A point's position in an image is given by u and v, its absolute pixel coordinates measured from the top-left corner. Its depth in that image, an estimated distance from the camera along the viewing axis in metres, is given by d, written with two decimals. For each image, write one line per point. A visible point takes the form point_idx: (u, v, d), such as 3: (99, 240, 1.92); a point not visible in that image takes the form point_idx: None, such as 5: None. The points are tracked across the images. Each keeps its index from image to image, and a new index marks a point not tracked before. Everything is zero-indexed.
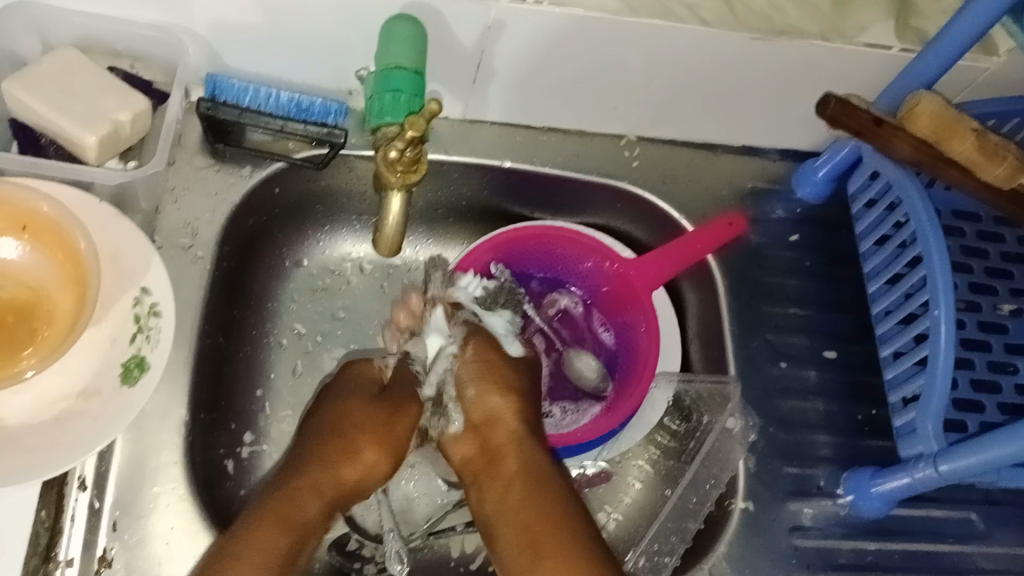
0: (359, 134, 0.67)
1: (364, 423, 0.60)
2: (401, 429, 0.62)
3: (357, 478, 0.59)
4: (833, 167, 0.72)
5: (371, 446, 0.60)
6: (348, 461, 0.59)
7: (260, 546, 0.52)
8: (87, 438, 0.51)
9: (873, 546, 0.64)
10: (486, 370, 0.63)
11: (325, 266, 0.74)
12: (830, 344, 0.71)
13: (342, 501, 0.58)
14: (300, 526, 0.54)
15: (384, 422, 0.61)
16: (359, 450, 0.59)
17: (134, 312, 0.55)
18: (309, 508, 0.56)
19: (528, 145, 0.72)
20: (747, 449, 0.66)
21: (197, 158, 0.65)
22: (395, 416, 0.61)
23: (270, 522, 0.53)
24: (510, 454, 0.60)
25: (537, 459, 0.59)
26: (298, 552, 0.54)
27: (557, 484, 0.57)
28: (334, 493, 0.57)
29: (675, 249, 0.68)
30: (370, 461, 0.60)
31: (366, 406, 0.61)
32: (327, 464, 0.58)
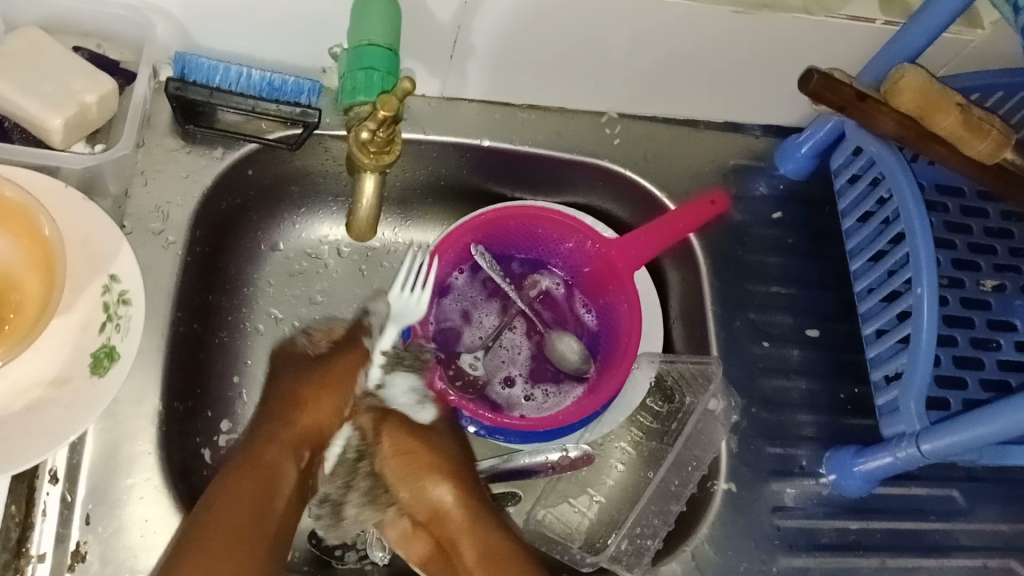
0: (333, 114, 0.65)
1: (310, 377, 0.64)
2: (343, 369, 0.65)
3: (312, 424, 0.63)
4: (816, 144, 0.71)
5: (323, 396, 0.63)
6: (297, 412, 0.62)
7: (240, 497, 0.54)
8: (58, 430, 0.49)
9: (855, 525, 0.64)
10: (423, 465, 0.64)
11: (302, 249, 0.73)
12: (813, 323, 0.71)
13: (306, 444, 0.62)
14: (268, 469, 0.57)
15: (326, 379, 0.64)
16: (312, 401, 0.63)
17: (104, 300, 0.53)
18: (279, 457, 0.59)
19: (507, 123, 0.71)
20: (729, 430, 0.65)
21: (167, 140, 0.64)
22: (334, 361, 0.65)
23: (244, 475, 0.56)
24: (468, 541, 0.61)
25: (497, 542, 0.60)
26: (273, 501, 0.56)
27: (519, 563, 0.59)
28: (300, 433, 0.62)
29: (657, 228, 0.67)
30: (316, 408, 0.63)
31: (308, 367, 0.65)
32: (280, 417, 0.62)
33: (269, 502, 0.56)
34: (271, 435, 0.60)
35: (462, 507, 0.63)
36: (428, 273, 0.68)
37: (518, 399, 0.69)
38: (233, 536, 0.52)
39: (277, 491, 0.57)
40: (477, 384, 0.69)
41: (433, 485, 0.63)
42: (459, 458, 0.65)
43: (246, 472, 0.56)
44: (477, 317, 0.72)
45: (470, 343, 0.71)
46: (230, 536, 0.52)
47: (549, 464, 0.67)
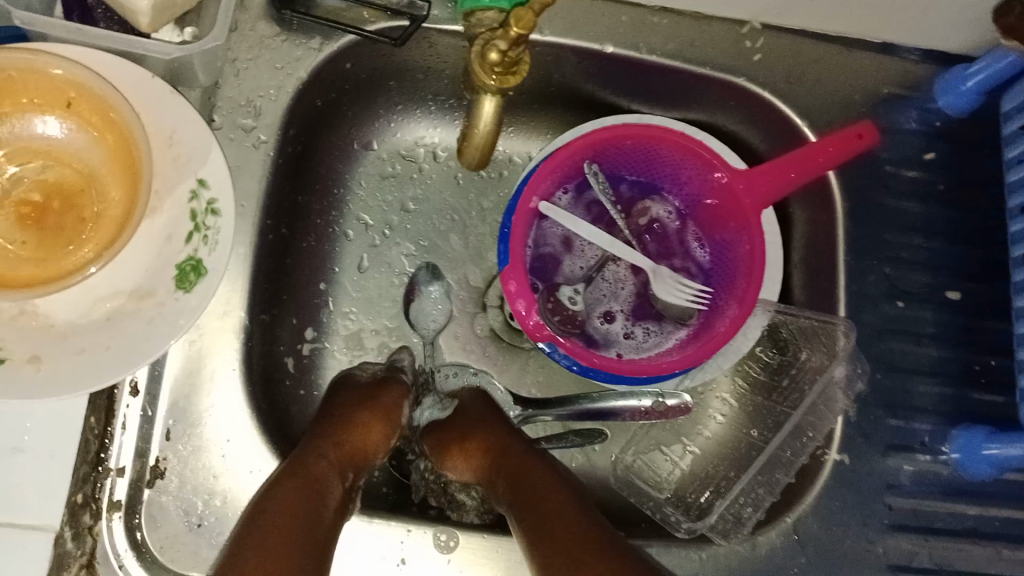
0: (442, 6, 0.58)
1: (362, 403, 0.56)
2: (391, 399, 0.58)
3: (359, 448, 0.54)
4: (989, 77, 0.61)
5: (374, 422, 0.56)
6: (346, 430, 0.54)
7: (281, 503, 0.47)
8: (141, 347, 0.46)
9: (973, 511, 0.59)
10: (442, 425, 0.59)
11: (396, 150, 0.68)
12: (954, 283, 0.63)
13: (350, 463, 0.53)
14: (312, 491, 0.48)
15: (379, 406, 0.56)
16: (364, 424, 0.55)
17: (191, 207, 0.49)
18: (325, 476, 0.50)
19: (635, 28, 0.62)
20: (851, 400, 0.60)
21: (260, 25, 0.57)
22: (381, 390, 0.58)
23: (287, 496, 0.47)
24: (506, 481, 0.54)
25: (545, 478, 0.53)
26: (319, 521, 0.48)
27: (556, 493, 0.51)
28: (346, 455, 0.53)
29: (794, 162, 0.60)
30: (365, 430, 0.55)
31: (359, 391, 0.57)
32: (321, 436, 0.53)
33: (320, 508, 0.48)
34: (313, 449, 0.51)
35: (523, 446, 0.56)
36: (533, 188, 0.62)
37: (617, 336, 0.65)
38: (283, 539, 0.45)
39: (326, 500, 0.49)
40: (576, 320, 0.64)
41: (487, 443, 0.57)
42: (491, 416, 0.59)
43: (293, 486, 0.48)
44: (579, 245, 0.66)
45: (570, 273, 0.66)
46: (281, 543, 0.45)
47: (640, 409, 0.61)
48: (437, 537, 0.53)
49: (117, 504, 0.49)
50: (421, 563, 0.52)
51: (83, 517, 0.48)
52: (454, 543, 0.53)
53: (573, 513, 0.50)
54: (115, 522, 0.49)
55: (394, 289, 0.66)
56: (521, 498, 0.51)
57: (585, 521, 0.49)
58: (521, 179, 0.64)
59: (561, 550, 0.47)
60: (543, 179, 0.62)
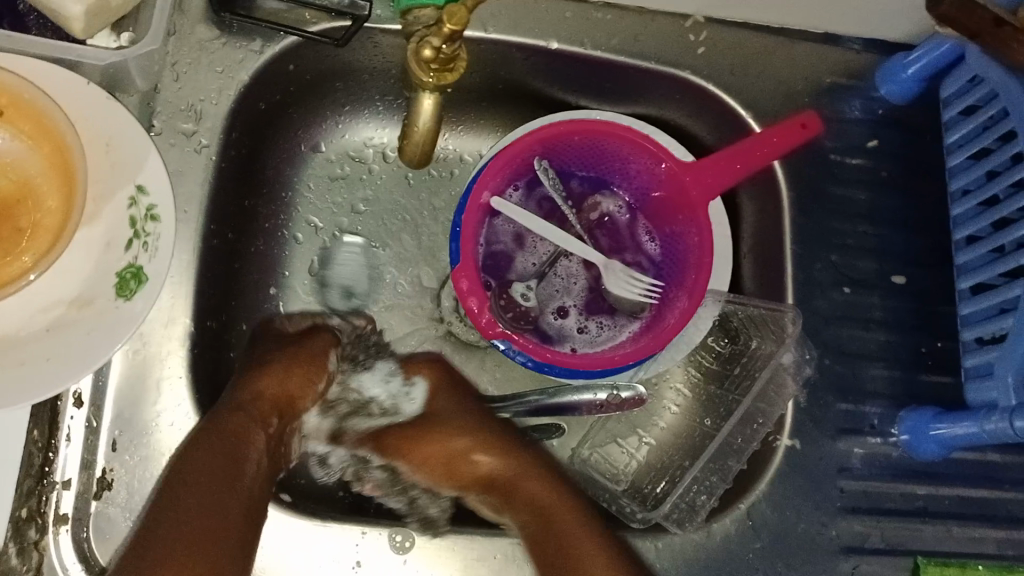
0: (384, 5, 0.58)
1: (284, 349, 0.58)
2: (314, 348, 0.59)
3: (282, 394, 0.56)
4: (926, 65, 0.63)
5: (296, 371, 0.57)
6: (265, 376, 0.55)
7: (199, 469, 0.48)
8: (80, 356, 0.46)
9: (922, 491, 0.60)
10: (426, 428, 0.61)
11: (344, 152, 0.67)
12: (900, 268, 0.64)
13: (274, 411, 0.55)
14: (227, 447, 0.50)
15: (301, 351, 0.58)
16: (284, 370, 0.56)
17: (130, 214, 0.48)
18: (246, 427, 0.52)
19: (580, 23, 0.62)
20: (801, 384, 0.61)
21: (199, 28, 0.57)
22: (304, 341, 0.59)
23: (199, 452, 0.49)
24: (519, 490, 0.57)
25: (540, 489, 0.57)
26: (234, 480, 0.49)
27: (565, 512, 0.55)
28: (270, 402, 0.55)
29: (739, 153, 0.61)
30: (285, 376, 0.56)
31: (283, 344, 0.59)
32: (243, 387, 0.54)
33: (239, 467, 0.50)
34: (233, 403, 0.53)
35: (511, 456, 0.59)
36: (481, 187, 0.62)
37: (571, 331, 0.65)
38: (202, 511, 0.47)
39: (246, 454, 0.51)
40: (530, 316, 0.64)
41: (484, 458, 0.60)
42: (467, 409, 0.61)
43: (207, 446, 0.49)
44: (530, 241, 0.66)
45: (522, 270, 0.66)
46: (200, 516, 0.47)
47: (597, 402, 0.63)
48: (393, 538, 0.53)
49: (64, 517, 0.48)
50: (378, 564, 0.53)
51: (27, 533, 0.47)
52: (410, 543, 0.53)
53: (580, 523, 0.54)
54: (62, 535, 0.48)
55: (346, 291, 0.66)
56: (539, 515, 0.55)
57: (590, 533, 0.54)
58: (469, 177, 0.64)
59: (568, 558, 0.53)
60: (491, 177, 0.62)
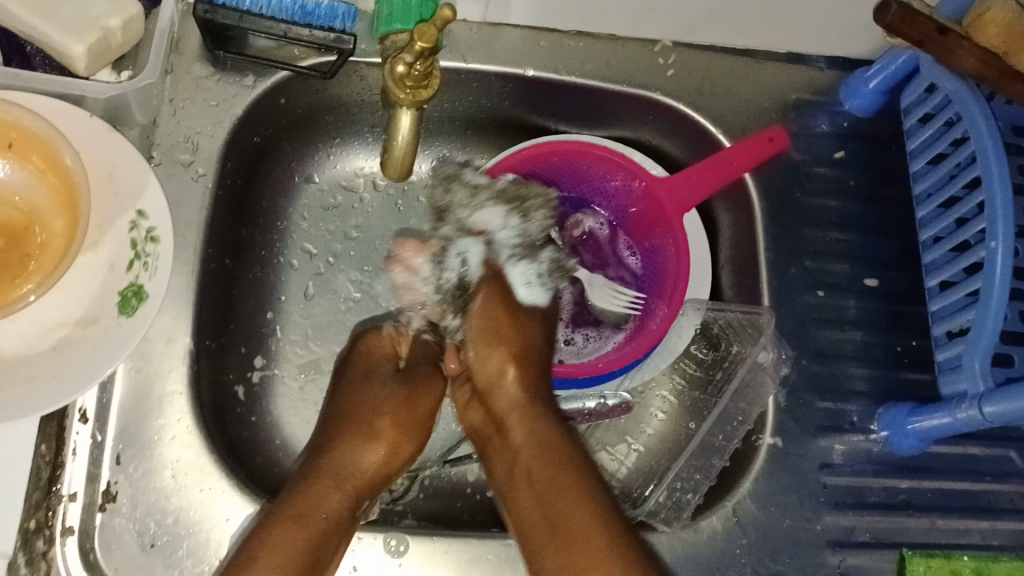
0: (368, 39, 0.61)
1: (389, 406, 0.59)
2: (424, 407, 0.61)
3: (380, 465, 0.58)
4: (886, 78, 0.66)
5: (391, 432, 0.59)
6: (370, 445, 0.58)
7: (285, 548, 0.50)
8: (86, 369, 0.48)
9: (905, 484, 0.62)
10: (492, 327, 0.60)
11: (336, 182, 0.71)
12: (872, 272, 0.67)
13: (367, 490, 0.57)
14: (322, 520, 0.52)
15: (407, 412, 0.60)
16: (394, 439, 0.59)
17: (131, 237, 0.51)
18: (337, 505, 0.53)
19: (554, 51, 0.66)
20: (778, 384, 0.63)
21: (195, 66, 0.60)
22: (414, 390, 0.61)
23: (292, 526, 0.51)
24: (518, 424, 0.56)
25: (538, 427, 0.55)
26: (320, 558, 0.51)
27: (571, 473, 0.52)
28: (364, 479, 0.57)
29: (710, 167, 0.64)
30: (391, 449, 0.58)
31: (395, 391, 0.60)
32: (348, 454, 0.57)
33: (325, 545, 0.51)
34: (332, 479, 0.55)
35: (529, 390, 0.58)
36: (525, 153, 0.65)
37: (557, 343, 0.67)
38: None
39: (335, 537, 0.52)
40: None
41: (503, 364, 0.59)
42: (530, 341, 0.60)
43: (295, 522, 0.51)
44: None
45: None
46: None
47: (586, 411, 0.66)
48: (388, 542, 0.55)
49: (70, 529, 0.51)
50: (373, 567, 0.55)
51: (36, 544, 0.49)
52: (404, 547, 0.55)
53: (574, 466, 0.52)
54: (70, 545, 0.51)
55: (341, 313, 0.68)
56: (545, 496, 0.51)
57: (583, 486, 0.51)
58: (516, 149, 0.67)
59: (557, 522, 0.50)
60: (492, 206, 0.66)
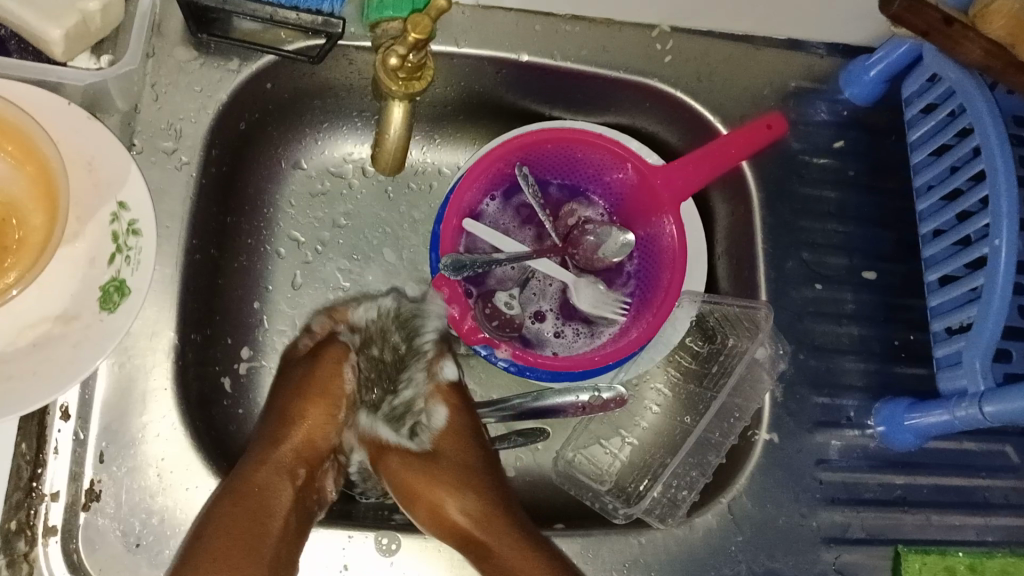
0: (357, 22, 0.59)
1: (299, 389, 0.59)
2: (333, 379, 0.60)
3: (306, 436, 0.58)
4: (888, 65, 0.64)
5: (311, 406, 0.58)
6: (291, 427, 0.58)
7: (228, 525, 0.51)
8: (67, 368, 0.47)
9: (900, 480, 0.61)
10: (457, 443, 0.61)
11: (325, 168, 0.69)
12: (869, 264, 0.66)
13: (302, 462, 0.57)
14: (257, 494, 0.53)
15: (318, 386, 0.59)
16: (303, 414, 0.58)
17: (112, 229, 0.50)
18: (270, 480, 0.54)
19: (549, 36, 0.64)
20: (776, 379, 0.62)
21: (178, 50, 0.58)
22: (318, 364, 0.60)
23: (238, 498, 0.52)
24: (454, 501, 0.58)
25: (501, 538, 0.57)
26: (269, 523, 0.53)
27: (535, 560, 0.55)
28: (298, 452, 0.57)
29: (706, 156, 0.62)
30: (313, 422, 0.58)
31: (295, 373, 0.60)
32: (272, 433, 0.57)
33: (263, 523, 0.52)
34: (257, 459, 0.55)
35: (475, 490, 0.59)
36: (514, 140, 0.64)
37: (547, 335, 0.67)
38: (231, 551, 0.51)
39: (273, 510, 0.53)
40: (514, 324, 0.65)
41: (445, 500, 0.58)
42: (471, 463, 0.61)
43: (234, 500, 0.52)
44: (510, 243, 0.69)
45: (502, 279, 0.67)
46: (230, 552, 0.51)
47: (579, 405, 0.64)
48: (379, 540, 0.55)
49: (53, 529, 0.50)
50: (363, 566, 0.54)
51: (17, 544, 0.48)
52: (395, 545, 0.55)
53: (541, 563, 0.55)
54: (52, 546, 0.50)
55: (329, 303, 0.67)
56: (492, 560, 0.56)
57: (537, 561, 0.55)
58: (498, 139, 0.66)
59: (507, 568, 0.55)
60: (450, 225, 0.63)
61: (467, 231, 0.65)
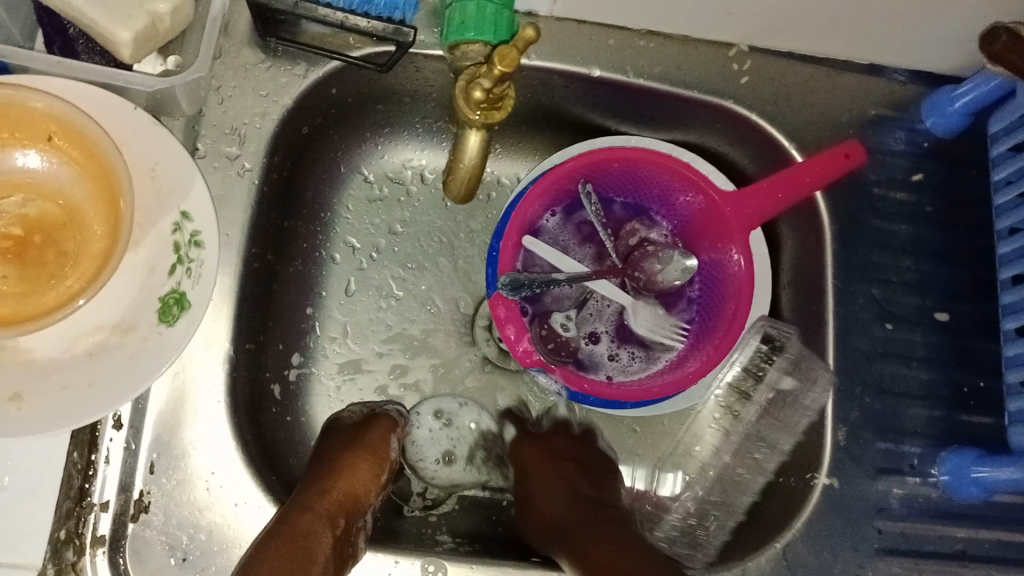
0: (428, 31, 0.57)
1: (347, 444, 0.56)
2: (380, 438, 0.58)
3: (349, 490, 0.54)
4: (975, 100, 0.62)
5: (360, 459, 0.56)
6: (336, 478, 0.54)
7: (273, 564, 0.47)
8: (123, 382, 0.46)
9: (962, 534, 0.59)
10: (550, 462, 0.61)
11: (384, 173, 0.67)
12: (942, 304, 0.63)
13: (342, 511, 0.53)
14: (302, 538, 0.49)
15: (365, 442, 0.57)
16: (350, 466, 0.55)
17: (174, 239, 0.49)
18: (314, 527, 0.50)
19: (622, 51, 0.62)
20: (837, 420, 0.60)
21: (244, 52, 0.57)
22: (366, 428, 0.58)
23: (280, 543, 0.49)
24: (558, 504, 0.58)
25: (601, 532, 0.54)
26: (310, 570, 0.49)
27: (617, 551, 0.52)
28: (337, 501, 0.53)
29: (780, 183, 0.60)
30: (359, 477, 0.55)
31: (340, 433, 0.57)
32: (318, 482, 0.53)
33: (306, 566, 0.49)
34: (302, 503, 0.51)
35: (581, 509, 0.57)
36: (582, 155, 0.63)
37: (602, 358, 0.65)
38: None
39: (316, 556, 0.49)
40: (569, 346, 0.63)
41: (547, 500, 0.59)
42: (566, 474, 0.60)
43: (276, 541, 0.49)
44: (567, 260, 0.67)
45: (558, 299, 0.65)
46: None
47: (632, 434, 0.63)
48: (425, 567, 0.54)
49: (101, 539, 0.50)
50: None
51: (65, 554, 0.49)
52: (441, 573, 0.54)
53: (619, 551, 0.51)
54: (99, 557, 0.49)
55: (381, 312, 0.66)
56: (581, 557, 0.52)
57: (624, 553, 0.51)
58: (562, 154, 0.65)
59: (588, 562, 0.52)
60: (511, 240, 0.62)
61: (526, 247, 0.64)
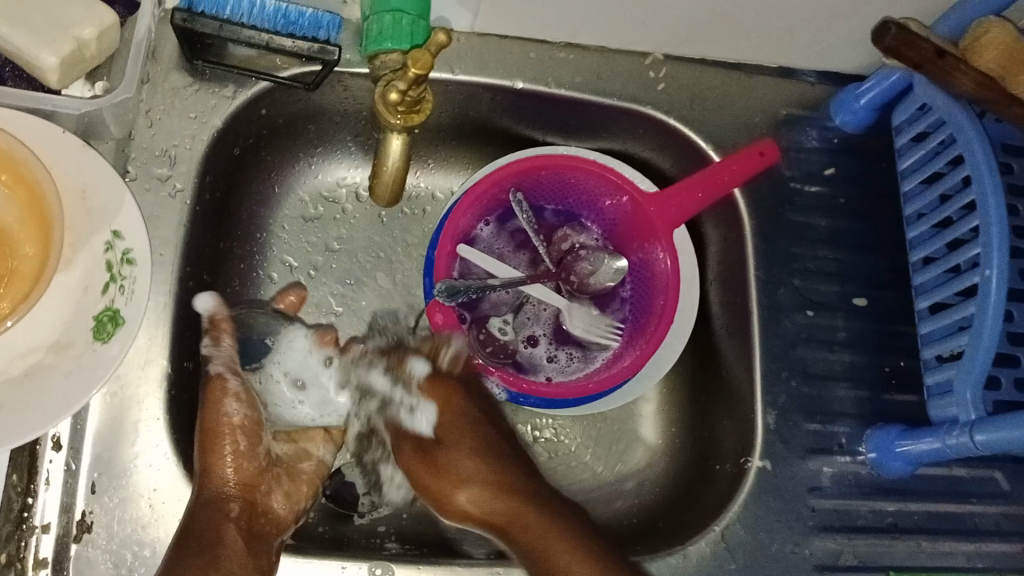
0: (353, 50, 0.59)
1: (207, 446, 0.54)
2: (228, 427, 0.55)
3: (243, 470, 0.57)
4: (880, 94, 0.65)
5: (240, 432, 0.56)
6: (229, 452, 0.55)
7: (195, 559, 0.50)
8: (61, 399, 0.46)
9: (892, 507, 0.62)
10: (454, 421, 0.63)
11: (318, 192, 0.69)
12: (861, 290, 0.66)
13: (242, 488, 0.56)
14: (213, 530, 0.52)
15: (216, 433, 0.54)
16: (217, 463, 0.54)
17: (107, 258, 0.49)
18: (221, 517, 0.53)
19: (544, 63, 0.65)
20: (767, 404, 0.62)
21: (172, 76, 0.58)
22: (208, 413, 0.55)
23: (198, 535, 0.51)
24: (473, 462, 0.62)
25: (521, 496, 0.59)
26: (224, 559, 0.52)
27: (542, 517, 0.58)
28: (239, 480, 0.56)
29: (701, 182, 0.62)
30: (246, 447, 0.57)
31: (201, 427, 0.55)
32: (209, 455, 0.54)
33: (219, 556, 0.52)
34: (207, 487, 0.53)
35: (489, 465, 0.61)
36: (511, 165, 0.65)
37: (541, 360, 0.67)
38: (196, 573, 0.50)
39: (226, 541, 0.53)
40: (508, 349, 0.65)
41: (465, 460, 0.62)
42: (475, 429, 0.63)
43: (187, 532, 0.51)
44: None
45: (496, 304, 0.67)
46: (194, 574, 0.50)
47: None
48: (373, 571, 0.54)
49: (43, 561, 0.50)
50: None
51: None
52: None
53: (547, 522, 0.57)
54: None
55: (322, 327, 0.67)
56: (514, 524, 0.58)
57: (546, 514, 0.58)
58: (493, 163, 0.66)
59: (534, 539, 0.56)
60: (444, 249, 0.64)
61: (461, 256, 0.65)
